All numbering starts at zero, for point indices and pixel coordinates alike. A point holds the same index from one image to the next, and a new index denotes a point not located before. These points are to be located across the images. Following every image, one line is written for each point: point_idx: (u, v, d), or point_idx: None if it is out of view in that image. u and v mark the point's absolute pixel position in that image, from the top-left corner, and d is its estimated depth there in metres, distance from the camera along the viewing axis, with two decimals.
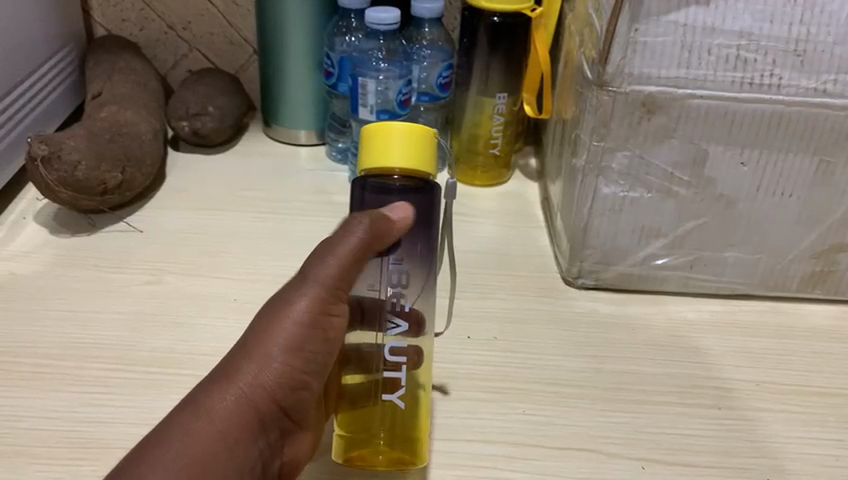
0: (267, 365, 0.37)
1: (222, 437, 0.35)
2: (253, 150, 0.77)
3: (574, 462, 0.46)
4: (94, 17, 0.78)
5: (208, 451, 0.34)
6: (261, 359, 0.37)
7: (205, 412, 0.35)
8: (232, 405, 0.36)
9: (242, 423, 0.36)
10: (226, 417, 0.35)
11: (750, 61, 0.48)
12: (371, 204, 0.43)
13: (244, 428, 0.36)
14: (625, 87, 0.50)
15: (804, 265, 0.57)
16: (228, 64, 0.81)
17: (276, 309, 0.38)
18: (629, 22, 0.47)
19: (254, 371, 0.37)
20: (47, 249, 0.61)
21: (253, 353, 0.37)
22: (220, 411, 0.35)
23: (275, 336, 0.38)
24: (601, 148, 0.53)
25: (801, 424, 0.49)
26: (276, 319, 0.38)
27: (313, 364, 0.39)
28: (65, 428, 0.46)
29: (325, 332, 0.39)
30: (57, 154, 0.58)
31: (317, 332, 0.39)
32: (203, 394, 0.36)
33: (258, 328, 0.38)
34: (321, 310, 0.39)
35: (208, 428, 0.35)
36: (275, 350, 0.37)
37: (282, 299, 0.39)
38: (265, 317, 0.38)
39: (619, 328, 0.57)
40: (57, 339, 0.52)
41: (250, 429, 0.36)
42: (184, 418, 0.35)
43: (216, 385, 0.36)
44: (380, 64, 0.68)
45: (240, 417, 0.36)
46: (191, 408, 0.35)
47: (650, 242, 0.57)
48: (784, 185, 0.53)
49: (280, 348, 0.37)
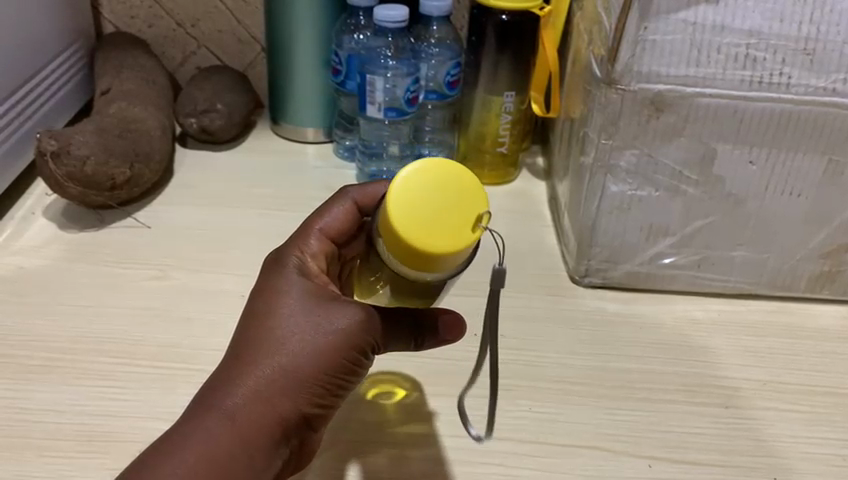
0: (293, 380, 0.37)
1: (250, 448, 0.36)
2: (260, 147, 0.77)
3: (581, 460, 0.46)
4: (103, 14, 0.79)
5: (235, 462, 0.36)
6: (288, 374, 0.37)
7: (232, 419, 0.36)
8: (261, 418, 0.37)
9: (270, 436, 0.37)
10: (249, 424, 0.36)
11: (759, 60, 0.48)
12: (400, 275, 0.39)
13: (267, 435, 0.37)
14: (634, 85, 0.49)
15: (811, 265, 0.57)
16: (236, 62, 0.81)
17: (311, 329, 0.38)
18: (639, 20, 0.46)
19: (281, 386, 0.37)
20: (56, 243, 0.61)
21: (281, 366, 0.37)
22: (248, 421, 0.36)
23: (305, 354, 0.38)
24: (610, 146, 0.53)
25: (808, 424, 0.49)
26: (308, 338, 0.38)
27: (341, 384, 0.39)
28: (73, 422, 0.46)
29: (360, 363, 0.39)
30: (66, 150, 0.59)
31: (353, 362, 0.39)
32: (228, 399, 0.37)
33: (295, 346, 0.38)
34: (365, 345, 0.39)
35: (236, 439, 0.36)
36: (304, 368, 0.37)
37: (318, 321, 0.38)
38: (298, 329, 0.38)
39: (626, 327, 0.57)
40: (66, 333, 0.53)
41: (276, 440, 0.37)
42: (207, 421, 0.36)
43: (242, 393, 0.37)
44: (388, 62, 0.68)
45: (264, 424, 0.37)
46: (216, 413, 0.36)
47: (657, 241, 0.57)
48: (793, 185, 0.53)
49: (314, 370, 0.38)
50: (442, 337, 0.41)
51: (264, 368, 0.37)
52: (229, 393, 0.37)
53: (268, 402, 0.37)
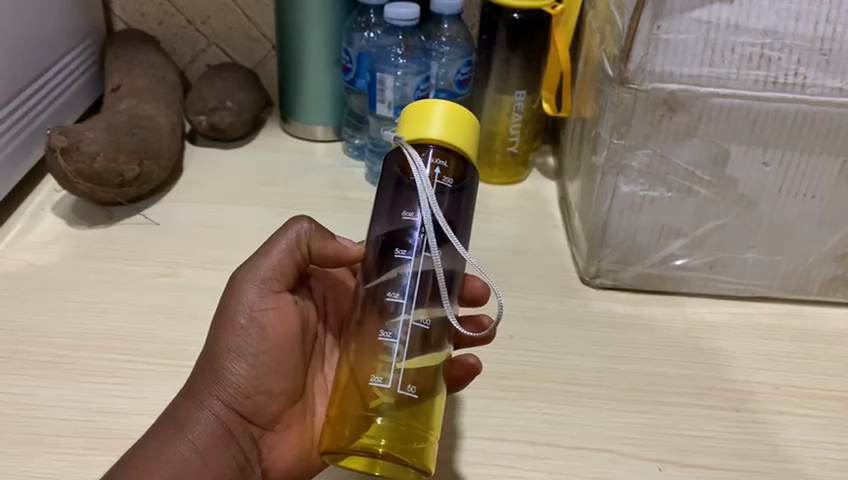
0: (217, 372, 0.40)
1: (197, 448, 0.38)
2: (270, 145, 0.77)
3: (591, 463, 0.45)
4: (114, 11, 0.79)
5: (187, 463, 0.38)
6: (212, 368, 0.40)
7: (180, 428, 0.39)
8: (198, 419, 0.39)
9: (213, 434, 0.39)
10: (193, 429, 0.39)
11: (774, 59, 0.47)
12: (398, 206, 0.41)
13: (212, 434, 0.39)
14: (647, 85, 0.49)
15: (825, 267, 0.57)
16: (246, 59, 0.81)
17: (222, 318, 0.41)
18: (653, 18, 0.46)
19: (207, 381, 0.40)
20: (65, 240, 0.61)
21: (207, 364, 0.40)
22: (193, 425, 0.39)
23: (222, 342, 0.40)
24: (622, 146, 0.52)
25: (821, 429, 0.49)
26: (222, 327, 0.41)
27: (262, 363, 0.40)
28: (80, 418, 0.46)
29: (264, 331, 0.40)
30: (77, 146, 0.59)
31: (256, 332, 0.40)
32: (176, 414, 0.40)
33: (211, 342, 0.41)
34: (259, 306, 0.41)
35: (183, 444, 0.38)
36: (223, 358, 0.40)
37: (225, 305, 0.42)
38: (215, 326, 0.41)
39: (636, 328, 0.56)
40: (74, 329, 0.52)
41: (222, 439, 0.39)
42: (162, 436, 0.39)
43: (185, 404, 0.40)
44: (399, 60, 0.68)
45: (202, 425, 0.39)
46: (167, 426, 0.39)
47: (669, 242, 0.56)
48: (807, 186, 0.53)
49: (227, 356, 0.40)
50: (325, 232, 0.44)
51: (198, 372, 0.41)
52: (175, 409, 0.40)
53: (202, 404, 0.39)
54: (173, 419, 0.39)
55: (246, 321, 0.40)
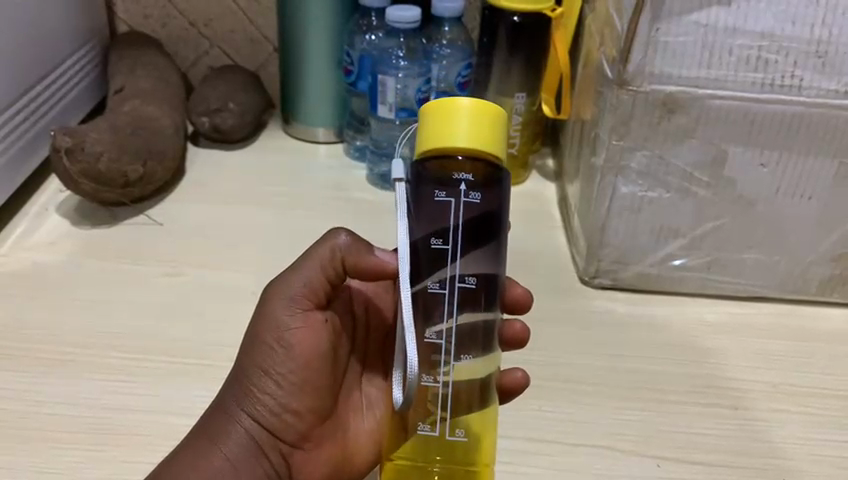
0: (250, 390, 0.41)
1: (230, 459, 0.40)
2: (272, 147, 0.77)
3: (590, 459, 0.46)
4: (117, 14, 0.79)
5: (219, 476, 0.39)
6: (244, 384, 0.41)
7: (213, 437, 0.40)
8: (234, 433, 0.40)
9: (244, 448, 0.40)
10: (229, 443, 0.40)
11: (771, 62, 0.48)
12: (429, 212, 0.37)
13: (244, 449, 0.40)
14: (645, 87, 0.50)
15: (824, 267, 0.57)
16: (248, 62, 0.81)
17: (252, 334, 0.42)
18: (650, 22, 0.47)
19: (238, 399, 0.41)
20: (69, 240, 0.62)
21: (242, 381, 0.41)
22: (227, 438, 0.40)
23: (254, 361, 0.41)
24: (620, 148, 0.53)
25: (816, 426, 0.49)
26: (253, 344, 0.41)
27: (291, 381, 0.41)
28: (85, 414, 0.46)
29: (292, 350, 0.41)
30: (81, 146, 0.59)
31: (284, 350, 0.41)
32: (214, 425, 0.41)
33: (242, 358, 0.41)
34: (287, 325, 0.41)
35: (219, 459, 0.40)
36: (257, 376, 0.41)
37: (255, 322, 0.42)
38: (245, 342, 0.42)
39: (636, 328, 0.56)
40: (78, 327, 0.53)
41: (253, 452, 0.40)
42: (196, 445, 0.40)
43: (221, 418, 0.41)
44: (400, 62, 0.68)
45: (238, 440, 0.40)
46: (204, 438, 0.40)
47: (668, 242, 0.57)
48: (805, 188, 0.53)
49: (259, 375, 0.41)
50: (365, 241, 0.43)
51: (231, 388, 0.41)
52: (207, 418, 0.41)
53: (233, 419, 0.41)
54: (206, 429, 0.41)
55: (274, 338, 0.41)
